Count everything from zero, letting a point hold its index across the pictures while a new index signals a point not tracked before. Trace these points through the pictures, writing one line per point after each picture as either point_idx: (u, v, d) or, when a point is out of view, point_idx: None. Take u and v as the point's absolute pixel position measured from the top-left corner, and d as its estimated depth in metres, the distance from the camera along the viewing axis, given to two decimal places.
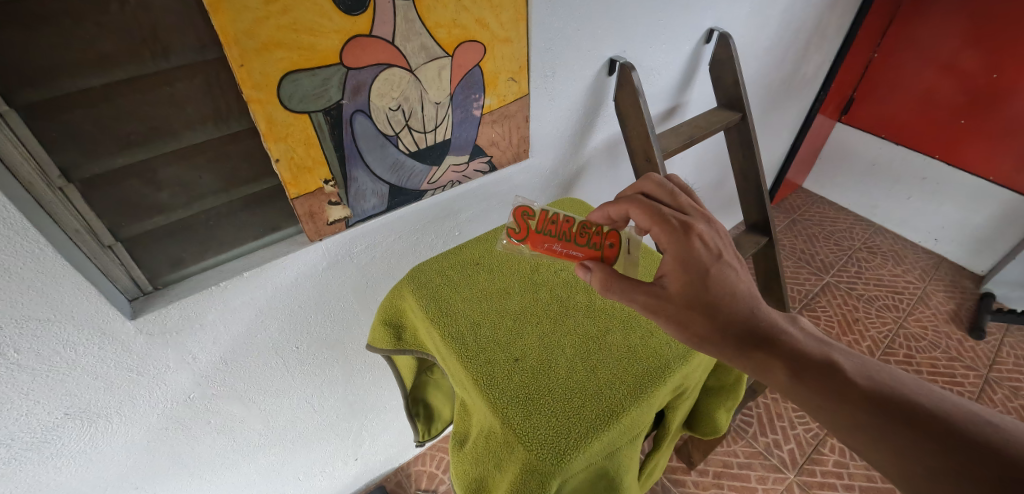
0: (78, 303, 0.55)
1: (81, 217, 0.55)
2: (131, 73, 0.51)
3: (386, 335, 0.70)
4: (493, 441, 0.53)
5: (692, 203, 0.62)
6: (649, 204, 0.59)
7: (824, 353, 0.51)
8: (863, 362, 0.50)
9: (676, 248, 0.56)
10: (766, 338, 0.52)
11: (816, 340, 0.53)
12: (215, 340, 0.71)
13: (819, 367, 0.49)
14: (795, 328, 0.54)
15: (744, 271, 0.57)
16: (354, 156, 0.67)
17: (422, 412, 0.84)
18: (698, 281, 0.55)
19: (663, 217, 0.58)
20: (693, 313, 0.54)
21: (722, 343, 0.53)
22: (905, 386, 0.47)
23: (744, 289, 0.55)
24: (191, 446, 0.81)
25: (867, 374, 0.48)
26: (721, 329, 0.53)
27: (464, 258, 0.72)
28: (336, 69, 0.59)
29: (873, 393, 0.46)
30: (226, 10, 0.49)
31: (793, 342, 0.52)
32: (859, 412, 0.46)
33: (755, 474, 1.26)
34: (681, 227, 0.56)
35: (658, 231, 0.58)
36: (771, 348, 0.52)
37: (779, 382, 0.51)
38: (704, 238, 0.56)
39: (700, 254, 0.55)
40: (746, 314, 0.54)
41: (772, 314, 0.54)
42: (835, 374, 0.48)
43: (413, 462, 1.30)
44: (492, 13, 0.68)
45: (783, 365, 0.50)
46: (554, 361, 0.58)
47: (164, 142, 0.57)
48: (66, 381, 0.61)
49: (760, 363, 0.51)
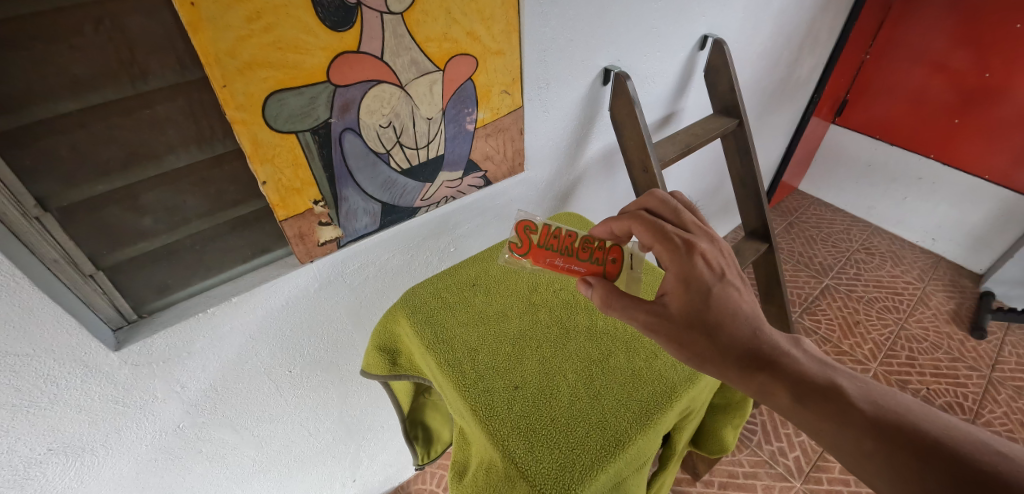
0: (58, 337, 0.53)
1: (60, 247, 0.52)
2: (108, 97, 0.49)
3: (381, 361, 0.68)
4: (493, 474, 0.51)
5: (695, 219, 0.60)
6: (652, 220, 0.58)
7: (827, 375, 0.49)
8: (867, 386, 0.48)
9: (677, 267, 0.55)
10: (769, 360, 0.51)
11: (819, 361, 0.51)
12: (205, 368, 0.69)
13: (821, 390, 0.48)
14: (798, 350, 0.52)
15: (747, 290, 0.56)
16: (344, 175, 0.65)
17: (419, 435, 0.81)
18: (702, 301, 0.53)
19: (665, 235, 0.56)
20: (699, 333, 0.52)
21: (726, 365, 0.51)
22: (910, 412, 0.45)
23: (747, 309, 0.54)
24: (181, 475, 0.78)
25: (871, 399, 0.46)
26: (724, 348, 0.51)
27: (461, 279, 0.69)
28: (323, 87, 0.57)
29: (878, 420, 0.45)
30: (206, 28, 0.47)
31: (795, 365, 0.50)
32: (864, 438, 0.44)
33: (761, 484, 1.24)
34: (683, 246, 0.55)
35: (659, 249, 0.57)
36: (774, 371, 0.50)
37: (780, 405, 0.49)
38: (707, 257, 0.55)
39: (704, 273, 0.54)
40: (749, 335, 0.52)
41: (776, 336, 0.53)
42: (838, 398, 0.47)
43: (412, 480, 1.27)
44: (483, 25, 0.66)
45: (785, 388, 0.49)
46: (555, 388, 0.56)
47: (145, 167, 0.55)
48: (48, 416, 0.58)
49: (761, 386, 0.50)
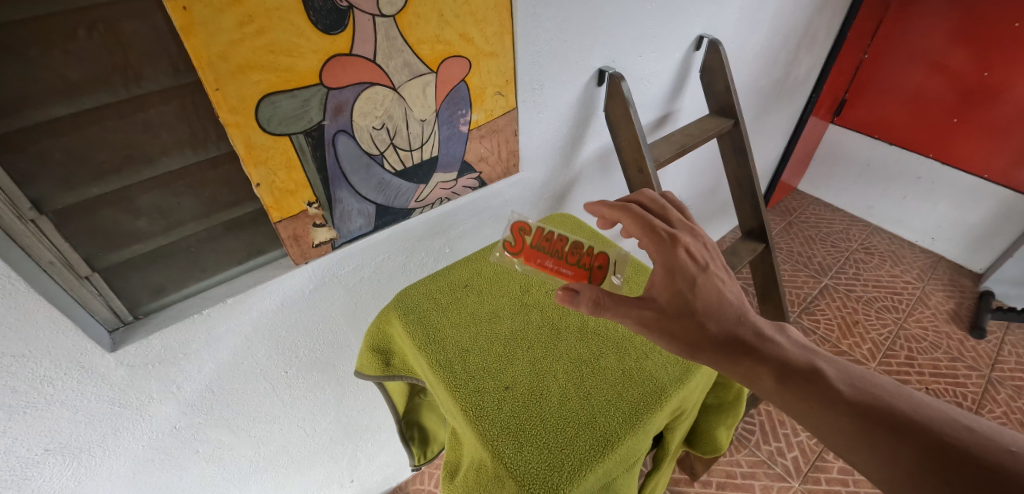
0: (54, 337, 0.53)
1: (54, 248, 0.53)
2: (102, 101, 0.50)
3: (375, 361, 0.68)
4: (483, 473, 0.51)
5: (680, 215, 0.61)
6: (640, 214, 0.58)
7: (808, 360, 0.49)
8: (846, 368, 0.48)
9: (663, 259, 0.55)
10: (754, 346, 0.50)
11: (801, 346, 0.51)
12: (200, 369, 0.69)
13: (803, 373, 0.48)
14: (782, 335, 0.52)
15: (731, 280, 0.56)
16: (337, 177, 0.65)
17: (416, 436, 0.81)
18: (688, 294, 0.53)
19: (652, 228, 0.57)
20: (687, 324, 0.52)
21: (711, 354, 0.51)
22: (885, 391, 0.45)
23: (731, 296, 0.54)
24: (178, 475, 0.79)
25: (849, 380, 0.47)
26: (709, 338, 0.51)
27: (453, 280, 0.70)
28: (316, 89, 0.57)
29: (855, 401, 0.45)
30: (199, 32, 0.47)
31: (778, 350, 0.50)
32: (841, 416, 0.45)
33: (759, 484, 1.24)
34: (669, 240, 0.56)
35: (647, 242, 0.57)
36: (758, 355, 0.50)
37: (765, 389, 0.49)
38: (691, 251, 0.56)
39: (687, 266, 0.54)
40: (733, 321, 0.52)
41: (760, 322, 0.53)
42: (819, 380, 0.47)
43: (411, 481, 1.27)
44: (476, 26, 0.66)
45: (770, 372, 0.49)
46: (545, 389, 0.56)
47: (139, 170, 0.55)
48: (45, 417, 0.59)
49: (748, 370, 0.50)
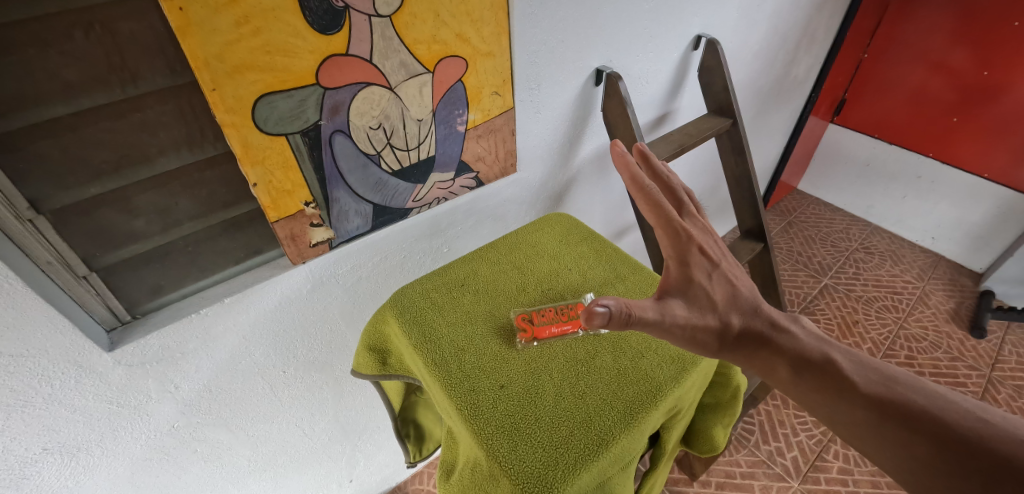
0: (52, 338, 0.54)
1: (53, 248, 0.53)
2: (98, 102, 0.50)
3: (371, 361, 0.68)
4: (479, 472, 0.51)
5: (692, 206, 0.58)
6: (657, 201, 0.53)
7: (823, 352, 0.51)
8: (861, 360, 0.49)
9: (679, 256, 0.52)
10: (769, 338, 0.52)
11: (817, 338, 0.52)
12: (199, 369, 0.69)
13: (818, 365, 0.49)
14: (797, 326, 0.53)
15: (741, 274, 0.56)
16: (334, 177, 0.66)
17: (411, 433, 0.81)
18: (702, 290, 0.52)
19: (670, 221, 0.52)
20: (705, 320, 0.51)
21: (727, 348, 0.52)
22: (900, 383, 0.46)
23: (745, 290, 0.55)
24: (177, 475, 0.79)
25: (864, 371, 0.48)
26: (725, 332, 0.52)
27: (450, 279, 0.70)
28: (312, 89, 0.57)
29: (869, 392, 0.46)
30: (195, 33, 0.47)
31: (793, 341, 0.52)
32: (854, 408, 0.46)
33: (758, 484, 1.24)
34: (684, 235, 0.52)
35: (662, 234, 0.53)
36: (774, 347, 0.51)
37: (781, 379, 0.51)
38: (704, 248, 0.54)
39: (700, 261, 0.53)
40: (750, 313, 0.53)
41: (775, 314, 0.54)
42: (833, 372, 0.48)
43: (410, 480, 1.28)
44: (473, 27, 0.67)
45: (785, 363, 0.51)
46: (541, 389, 0.56)
47: (137, 171, 0.55)
48: (44, 416, 0.59)
49: (764, 362, 0.51)
